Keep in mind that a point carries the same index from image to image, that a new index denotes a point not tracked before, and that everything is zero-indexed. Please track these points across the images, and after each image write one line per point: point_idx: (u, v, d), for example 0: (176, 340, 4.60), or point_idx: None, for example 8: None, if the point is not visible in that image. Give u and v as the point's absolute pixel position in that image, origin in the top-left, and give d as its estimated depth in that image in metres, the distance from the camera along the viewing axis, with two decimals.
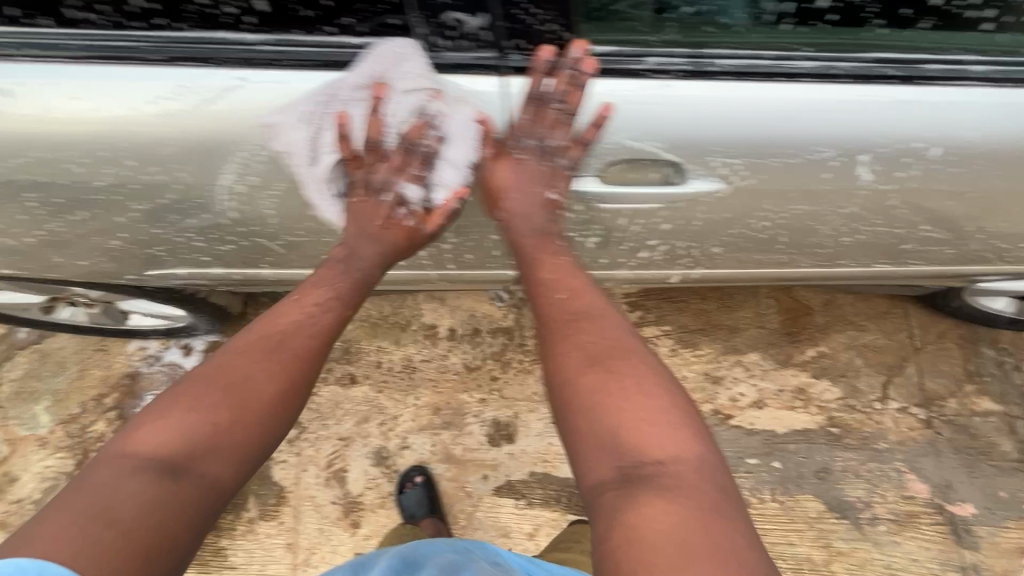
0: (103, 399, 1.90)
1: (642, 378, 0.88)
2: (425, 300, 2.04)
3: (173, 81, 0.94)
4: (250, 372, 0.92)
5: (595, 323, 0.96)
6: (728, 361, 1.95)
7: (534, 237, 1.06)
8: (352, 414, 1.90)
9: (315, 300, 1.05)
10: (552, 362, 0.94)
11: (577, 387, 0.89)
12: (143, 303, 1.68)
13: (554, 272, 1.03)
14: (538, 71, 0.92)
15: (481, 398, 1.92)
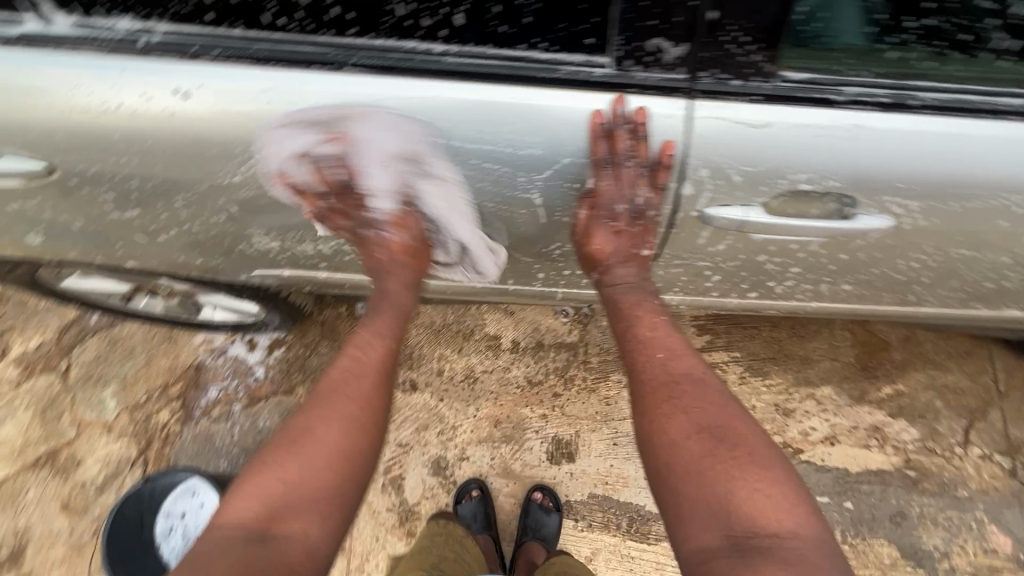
0: (169, 388, 1.92)
1: (754, 449, 0.98)
2: (488, 310, 2.02)
3: (356, 90, 0.89)
4: (320, 437, 1.04)
5: (699, 390, 1.07)
6: (799, 393, 1.88)
7: (629, 297, 1.19)
8: (411, 421, 1.89)
9: (362, 361, 1.15)
10: (657, 426, 1.05)
11: (682, 450, 1.00)
12: (221, 297, 1.69)
13: (652, 335, 1.16)
14: (595, 137, 0.91)
15: (542, 414, 1.89)
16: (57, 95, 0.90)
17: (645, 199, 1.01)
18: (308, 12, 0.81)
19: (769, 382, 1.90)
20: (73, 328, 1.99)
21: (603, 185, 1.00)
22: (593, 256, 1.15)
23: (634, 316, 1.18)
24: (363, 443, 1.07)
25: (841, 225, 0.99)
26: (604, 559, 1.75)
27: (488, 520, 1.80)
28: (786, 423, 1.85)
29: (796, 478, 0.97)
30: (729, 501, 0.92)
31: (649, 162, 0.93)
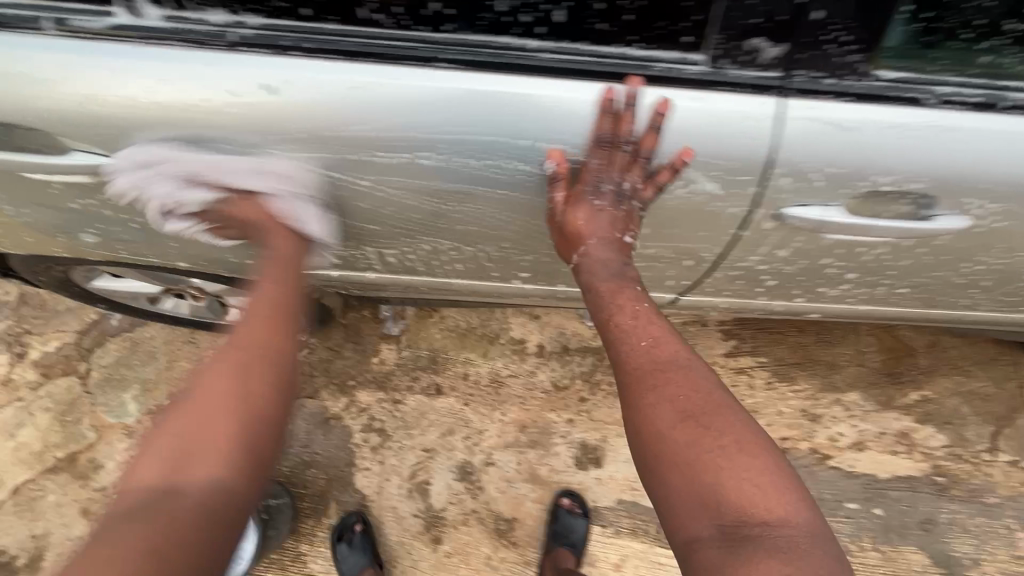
0: None
1: (740, 437, 0.91)
2: (513, 314, 2.01)
3: (446, 86, 0.89)
4: (205, 386, 0.93)
5: (684, 378, 0.97)
6: (827, 399, 1.88)
7: (609, 284, 1.06)
8: (436, 426, 1.87)
9: (261, 303, 1.04)
10: (642, 416, 0.97)
11: (670, 441, 0.92)
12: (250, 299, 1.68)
13: (639, 323, 1.04)
14: (602, 113, 0.89)
15: (569, 419, 1.88)
16: (138, 87, 0.89)
17: (633, 187, 0.95)
18: (409, 7, 0.83)
19: (796, 387, 1.89)
20: (92, 330, 1.96)
21: (594, 162, 0.93)
22: (575, 233, 1.02)
23: (613, 301, 1.05)
24: (269, 389, 0.96)
25: (921, 225, 0.98)
26: (633, 566, 1.73)
27: (515, 526, 1.78)
28: (814, 429, 1.84)
29: (785, 464, 0.91)
30: (717, 494, 0.87)
31: (646, 153, 0.90)
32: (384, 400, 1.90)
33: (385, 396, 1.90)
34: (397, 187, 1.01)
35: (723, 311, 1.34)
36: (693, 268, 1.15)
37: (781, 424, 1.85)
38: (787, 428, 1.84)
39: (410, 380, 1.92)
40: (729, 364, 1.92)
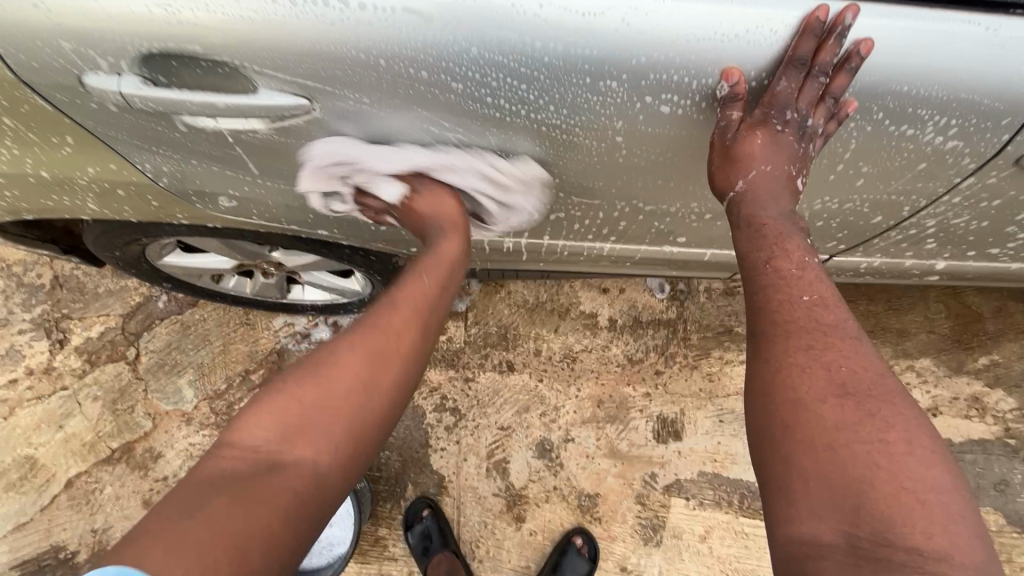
0: (250, 375, 1.80)
1: (911, 434, 0.72)
2: (583, 287, 1.95)
3: (713, 10, 0.73)
4: (344, 364, 0.83)
5: (852, 351, 0.79)
6: (899, 365, 1.88)
7: (777, 225, 0.87)
8: (511, 403, 1.82)
9: (409, 303, 0.93)
10: (780, 378, 0.79)
11: (815, 416, 0.75)
12: (322, 274, 1.59)
13: (800, 278, 0.84)
14: (805, 35, 0.74)
15: (646, 392, 1.84)
16: (357, 10, 0.73)
17: (814, 127, 0.81)
18: None
19: None
20: (137, 314, 1.83)
21: (782, 86, 0.78)
22: (744, 158, 0.83)
23: (778, 245, 0.85)
24: (383, 406, 0.83)
25: None
26: (718, 536, 1.72)
27: (598, 502, 1.75)
28: None
29: (960, 483, 0.71)
30: (862, 491, 0.69)
31: (837, 93, 0.78)
32: (456, 379, 1.84)
33: (456, 374, 1.84)
34: (606, 143, 0.85)
35: (842, 276, 1.29)
36: (864, 232, 1.04)
37: None
38: None
39: (480, 358, 1.86)
40: None
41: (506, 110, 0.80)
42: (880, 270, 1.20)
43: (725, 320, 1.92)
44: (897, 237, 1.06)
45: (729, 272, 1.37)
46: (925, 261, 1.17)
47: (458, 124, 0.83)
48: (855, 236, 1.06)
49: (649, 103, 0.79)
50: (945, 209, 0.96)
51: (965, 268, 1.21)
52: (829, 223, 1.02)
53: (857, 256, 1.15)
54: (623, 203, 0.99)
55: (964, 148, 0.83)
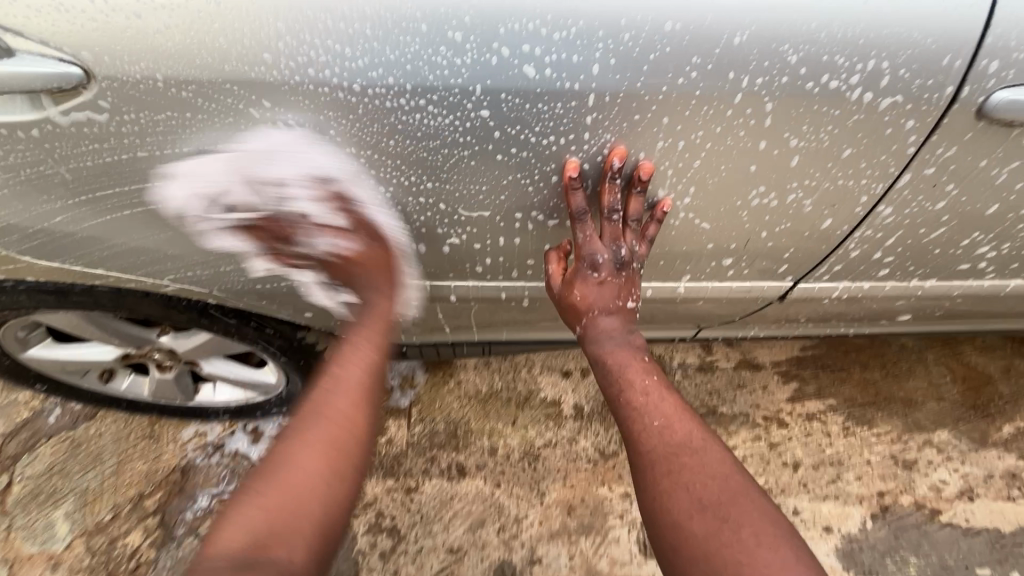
0: (143, 500, 1.49)
1: (759, 525, 0.76)
2: (542, 372, 1.72)
3: None
4: (298, 461, 0.78)
5: (701, 463, 0.82)
6: (915, 442, 1.61)
7: (621, 353, 0.93)
8: (463, 517, 1.50)
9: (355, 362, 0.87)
10: (655, 508, 0.81)
11: (685, 534, 0.77)
12: (237, 364, 1.38)
13: (650, 406, 0.89)
14: (573, 192, 0.76)
15: (624, 493, 1.53)
16: None
17: (631, 252, 0.84)
18: None
19: (877, 431, 1.63)
20: (20, 433, 1.56)
21: (579, 237, 0.82)
22: (572, 309, 0.91)
23: (626, 377, 0.92)
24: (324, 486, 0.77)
25: None
26: None
27: None
28: (912, 478, 1.56)
29: (808, 555, 0.74)
30: None
31: (637, 217, 0.80)
32: (394, 490, 1.53)
33: (395, 483, 1.54)
34: (476, 122, 0.71)
35: (817, 317, 1.12)
36: (823, 247, 0.88)
37: (872, 477, 1.56)
38: (881, 481, 1.55)
39: (424, 462, 1.57)
40: (797, 411, 1.66)
41: (337, 82, 0.68)
42: (857, 305, 1.02)
43: (706, 400, 1.67)
44: (864, 254, 0.90)
45: (690, 327, 1.19)
46: (912, 286, 0.98)
47: (282, 102, 0.70)
48: (814, 257, 0.90)
49: (506, 56, 0.67)
50: (907, 213, 0.83)
51: (959, 295, 1.03)
52: (779, 242, 0.87)
53: (825, 284, 0.97)
54: (525, 217, 0.84)
55: (911, 106, 0.70)
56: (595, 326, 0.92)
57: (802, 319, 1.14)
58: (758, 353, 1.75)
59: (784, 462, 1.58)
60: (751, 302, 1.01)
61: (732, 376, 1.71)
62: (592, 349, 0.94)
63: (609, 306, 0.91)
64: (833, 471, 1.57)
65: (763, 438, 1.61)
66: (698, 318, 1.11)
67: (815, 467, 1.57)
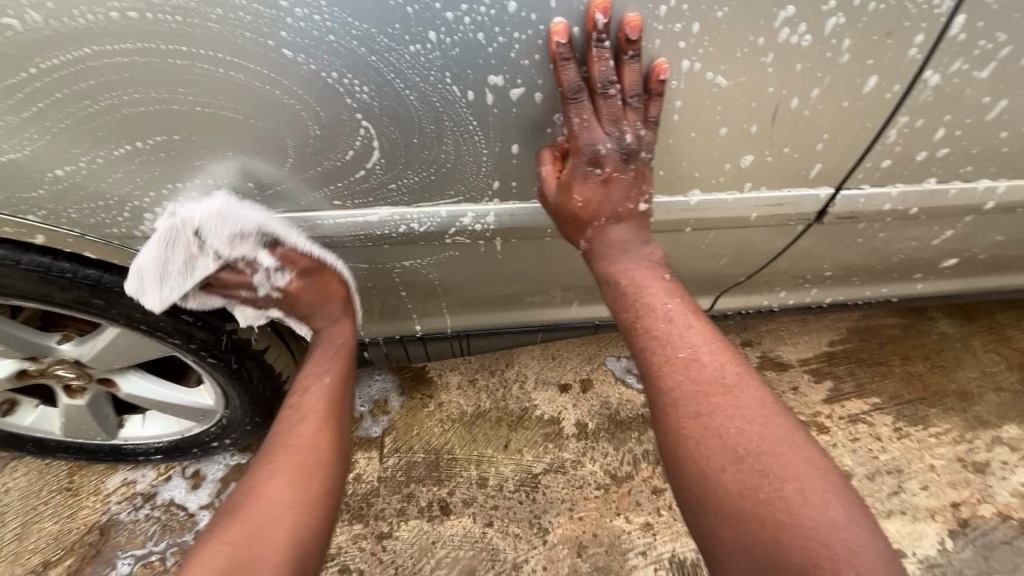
0: (49, 570, 1.20)
1: (806, 480, 0.62)
2: (537, 387, 1.46)
3: None
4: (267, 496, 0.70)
5: (737, 405, 0.68)
6: (982, 440, 1.37)
7: (636, 273, 0.76)
8: (448, 567, 1.20)
9: (313, 398, 0.82)
10: (679, 454, 0.68)
11: (714, 485, 0.64)
12: (178, 387, 1.11)
13: (677, 336, 0.73)
14: (561, 64, 0.60)
15: (645, 523, 1.25)
16: None
17: (637, 138, 0.67)
18: None
19: (935, 430, 1.38)
20: None
21: (574, 123, 0.64)
22: (575, 219, 0.74)
23: (641, 301, 0.75)
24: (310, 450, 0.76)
25: None
26: None
27: None
28: (988, 484, 1.30)
29: (863, 514, 0.61)
30: (781, 560, 0.58)
31: (635, 93, 0.63)
32: (363, 538, 1.24)
33: (364, 529, 1.25)
34: None
35: (841, 273, 1.06)
36: (867, 133, 0.73)
37: (941, 485, 1.30)
38: (952, 489, 1.29)
39: (400, 501, 1.28)
40: (838, 414, 1.41)
41: None
42: (906, 215, 0.88)
43: None
44: (913, 136, 0.75)
45: (708, 298, 1.07)
46: (965, 189, 0.85)
47: None
48: (862, 140, 0.74)
49: None
50: (956, 74, 0.68)
51: (995, 202, 0.89)
52: (810, 129, 0.71)
53: (870, 191, 0.82)
54: (480, 85, 0.63)
55: None
56: (602, 236, 0.76)
57: (828, 275, 1.06)
58: (782, 352, 1.53)
59: None
60: (786, 227, 0.87)
61: None
62: (597, 263, 0.78)
63: (616, 208, 0.73)
64: (893, 480, 1.30)
65: None
66: (720, 271, 0.98)
67: (871, 478, 1.30)
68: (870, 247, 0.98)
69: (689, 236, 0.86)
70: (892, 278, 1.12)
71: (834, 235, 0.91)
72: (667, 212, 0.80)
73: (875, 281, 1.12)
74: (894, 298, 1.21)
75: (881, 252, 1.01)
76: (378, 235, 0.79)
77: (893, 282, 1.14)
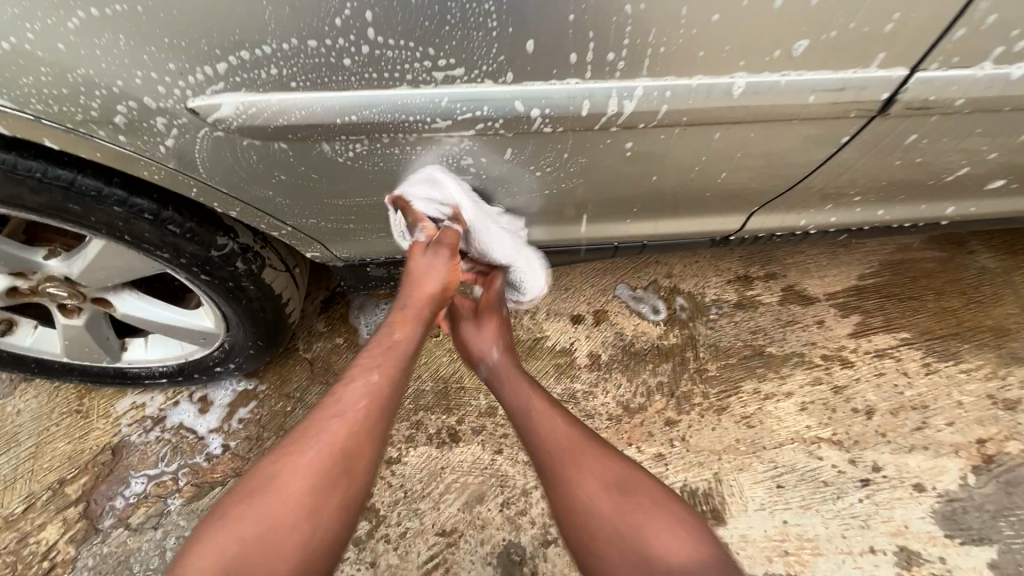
0: (66, 487, 1.22)
1: (667, 527, 0.78)
2: (549, 317, 1.40)
3: None
4: (279, 493, 0.72)
5: (609, 480, 0.83)
6: (1015, 377, 1.30)
7: (539, 389, 0.96)
8: (457, 491, 1.20)
9: (331, 417, 0.76)
10: (574, 526, 0.81)
11: (597, 541, 0.79)
12: (177, 308, 1.07)
13: (576, 453, 0.86)
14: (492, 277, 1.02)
15: (657, 454, 1.23)
16: None
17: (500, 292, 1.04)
18: None
19: (966, 366, 1.32)
20: None
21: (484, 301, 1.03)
22: (504, 343, 1.03)
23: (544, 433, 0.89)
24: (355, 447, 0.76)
25: None
26: None
27: None
28: (1018, 421, 1.24)
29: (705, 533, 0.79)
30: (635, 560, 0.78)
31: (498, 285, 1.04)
32: None
33: None
34: None
35: (890, 189, 0.95)
36: (948, 10, 0.62)
37: (967, 422, 1.25)
38: (979, 426, 1.24)
39: (408, 428, 1.26)
40: (864, 348, 1.35)
41: None
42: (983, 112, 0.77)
43: (749, 339, 1.37)
44: (1004, 14, 0.64)
45: (738, 217, 0.98)
46: None
47: None
48: (941, 19, 0.63)
49: None
50: None
51: None
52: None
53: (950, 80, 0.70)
54: None
55: None
56: (511, 391, 0.96)
57: (870, 194, 0.96)
58: (808, 285, 1.45)
59: (854, 409, 1.26)
60: (843, 123, 0.76)
61: (779, 313, 1.41)
62: (513, 403, 0.94)
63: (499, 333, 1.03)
64: (918, 416, 1.25)
65: (825, 381, 1.30)
66: (756, 186, 0.89)
67: (895, 413, 1.26)
68: (929, 158, 0.87)
69: (730, 137, 0.76)
70: (942, 197, 1.02)
71: (894, 138, 0.80)
72: (716, 100, 0.68)
73: (923, 201, 1.02)
74: (941, 223, 1.11)
75: (938, 166, 0.90)
76: (377, 122, 0.68)
77: (942, 203, 1.03)
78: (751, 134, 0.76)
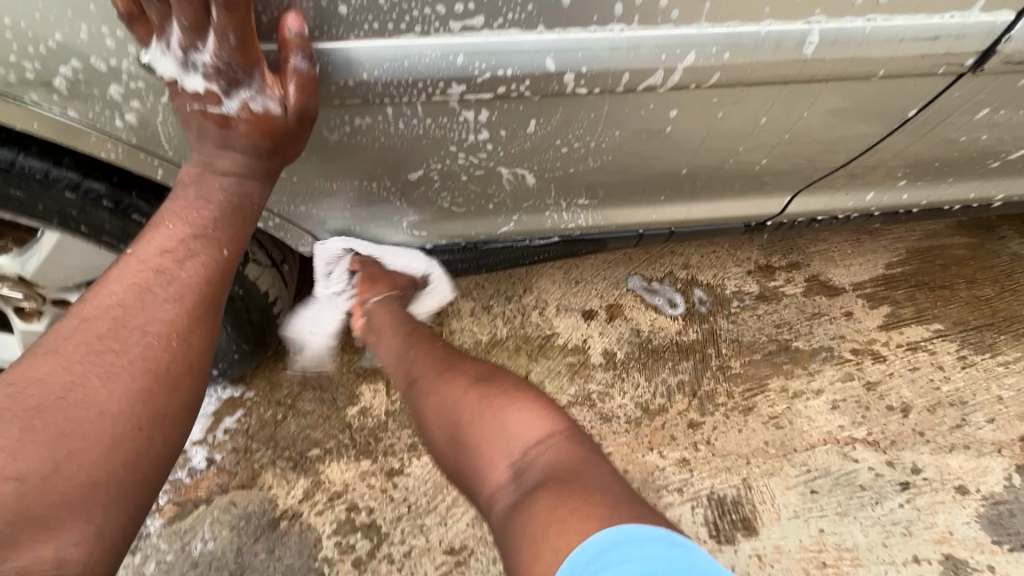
0: None
1: (508, 404, 0.72)
2: (559, 313, 1.30)
3: None
4: (93, 379, 0.54)
5: (460, 387, 0.78)
6: None
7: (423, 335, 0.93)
8: (465, 504, 1.10)
9: (145, 306, 0.58)
10: (450, 440, 0.75)
11: (460, 446, 0.73)
12: None
13: (443, 380, 0.81)
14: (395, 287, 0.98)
15: (681, 458, 1.14)
16: None
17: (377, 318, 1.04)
18: None
19: (1004, 359, 1.24)
20: None
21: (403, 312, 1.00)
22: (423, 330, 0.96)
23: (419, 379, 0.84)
24: (143, 318, 0.58)
25: None
26: None
27: None
28: None
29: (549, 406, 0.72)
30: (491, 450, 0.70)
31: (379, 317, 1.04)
32: (371, 475, 1.13)
33: (371, 466, 1.13)
34: None
35: (943, 167, 0.86)
36: None
37: (1009, 418, 1.17)
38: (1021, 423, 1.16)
39: (410, 436, 1.16)
40: (896, 341, 1.26)
41: None
42: None
43: (774, 333, 1.28)
44: None
45: (780, 198, 0.88)
46: None
47: None
48: None
49: None
50: None
51: None
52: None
53: None
54: None
55: None
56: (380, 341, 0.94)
57: (921, 172, 0.87)
58: (833, 275, 1.36)
59: (889, 406, 1.18)
60: (906, 86, 0.66)
61: (804, 305, 1.32)
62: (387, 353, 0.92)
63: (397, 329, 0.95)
64: (957, 413, 1.17)
65: (856, 377, 1.22)
66: (800, 164, 0.79)
67: (932, 411, 1.18)
68: (990, 130, 0.78)
69: (786, 105, 0.67)
70: (994, 175, 0.93)
71: (966, 106, 0.71)
72: (785, 59, 0.60)
73: (976, 180, 0.93)
74: (989, 205, 1.02)
75: (1002, 138, 0.81)
76: (393, 86, 0.58)
77: (991, 182, 0.95)
78: (808, 102, 0.67)
